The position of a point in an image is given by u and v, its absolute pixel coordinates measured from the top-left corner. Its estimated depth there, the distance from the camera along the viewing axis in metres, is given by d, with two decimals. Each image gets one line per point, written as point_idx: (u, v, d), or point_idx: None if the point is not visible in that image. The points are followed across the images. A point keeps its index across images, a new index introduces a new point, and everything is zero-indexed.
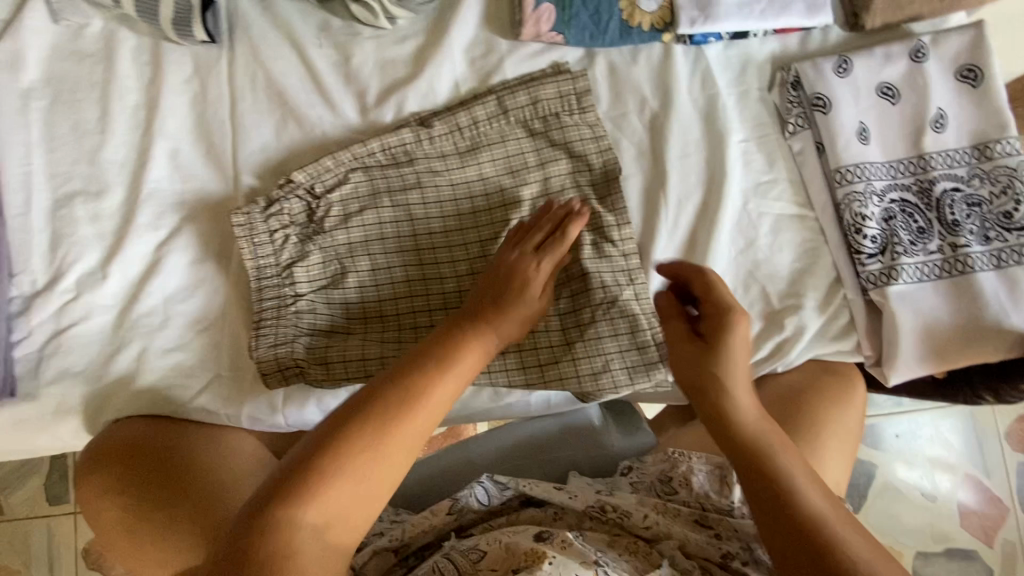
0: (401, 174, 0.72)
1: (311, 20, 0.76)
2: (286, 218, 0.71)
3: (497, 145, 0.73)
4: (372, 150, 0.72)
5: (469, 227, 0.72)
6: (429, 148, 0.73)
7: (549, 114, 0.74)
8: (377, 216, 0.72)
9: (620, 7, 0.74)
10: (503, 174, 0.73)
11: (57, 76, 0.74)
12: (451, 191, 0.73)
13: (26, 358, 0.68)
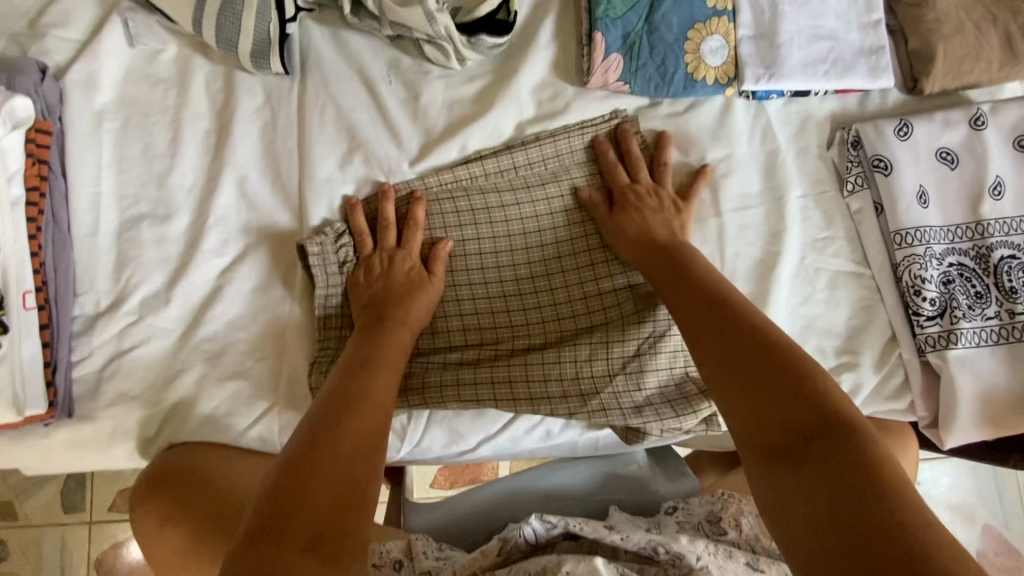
0: (458, 209, 0.75)
1: (382, 56, 0.78)
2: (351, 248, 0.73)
3: (552, 187, 0.76)
4: (432, 186, 0.75)
5: (521, 263, 0.75)
6: (486, 186, 0.76)
7: (602, 157, 0.77)
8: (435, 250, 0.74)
9: (687, 60, 0.75)
10: (556, 214, 0.76)
11: (130, 99, 0.75)
12: (506, 228, 0.75)
13: (84, 379, 0.68)
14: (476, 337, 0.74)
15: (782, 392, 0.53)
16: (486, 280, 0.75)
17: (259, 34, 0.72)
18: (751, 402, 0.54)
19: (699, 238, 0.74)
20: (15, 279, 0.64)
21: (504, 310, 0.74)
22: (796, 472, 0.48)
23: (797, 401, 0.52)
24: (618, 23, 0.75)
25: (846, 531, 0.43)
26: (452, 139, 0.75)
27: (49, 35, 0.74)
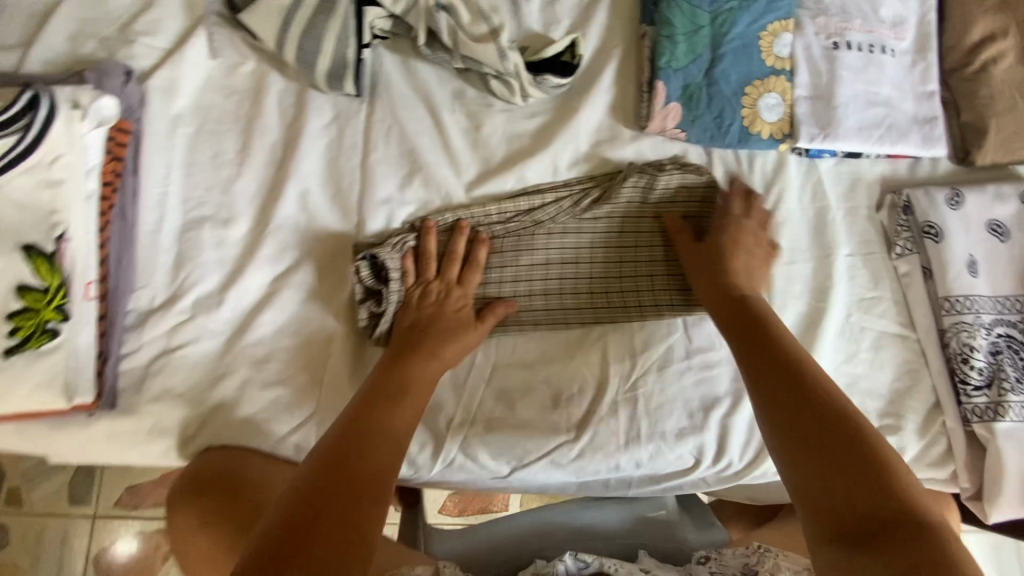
0: (516, 236, 0.76)
1: (448, 86, 0.81)
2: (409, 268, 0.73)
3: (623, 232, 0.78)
4: (489, 213, 0.76)
5: (568, 293, 0.76)
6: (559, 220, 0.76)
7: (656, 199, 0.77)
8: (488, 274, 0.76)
9: (744, 113, 0.78)
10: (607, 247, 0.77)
11: (205, 107, 0.78)
12: (557, 255, 0.77)
13: (130, 372, 0.69)
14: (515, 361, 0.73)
15: (852, 435, 0.52)
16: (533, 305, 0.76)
17: (338, 57, 0.75)
18: (821, 466, 0.52)
19: None
20: (81, 270, 0.65)
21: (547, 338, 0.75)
22: (852, 486, 0.50)
23: (827, 416, 0.54)
24: (680, 73, 0.78)
25: (863, 488, 0.50)
26: (509, 170, 0.77)
27: (138, 41, 0.78)
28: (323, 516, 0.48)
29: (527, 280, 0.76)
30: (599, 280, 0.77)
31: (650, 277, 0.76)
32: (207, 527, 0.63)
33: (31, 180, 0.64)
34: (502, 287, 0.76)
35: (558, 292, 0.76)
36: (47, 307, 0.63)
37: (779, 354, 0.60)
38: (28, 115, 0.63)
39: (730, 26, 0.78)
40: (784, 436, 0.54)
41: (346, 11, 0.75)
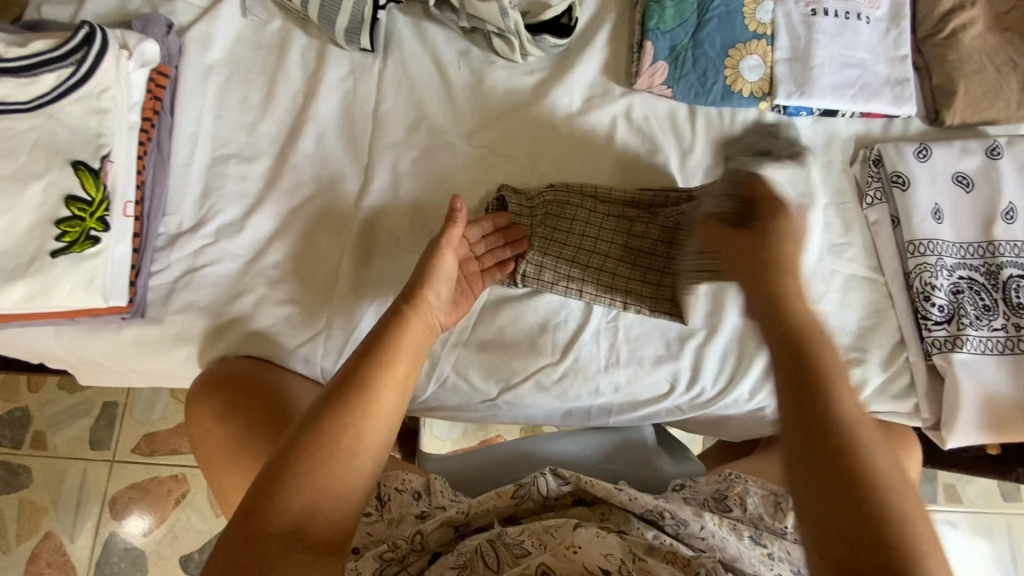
0: (607, 201, 0.79)
1: (455, 45, 0.88)
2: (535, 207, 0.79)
3: (646, 207, 0.79)
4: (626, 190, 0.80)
5: (616, 264, 0.78)
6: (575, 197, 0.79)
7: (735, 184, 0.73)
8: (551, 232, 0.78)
9: (726, 73, 0.84)
10: (657, 229, 0.78)
11: (235, 58, 0.87)
12: (619, 227, 0.78)
13: (159, 286, 0.76)
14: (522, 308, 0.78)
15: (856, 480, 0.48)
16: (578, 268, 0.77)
17: (356, 14, 0.83)
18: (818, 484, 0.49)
19: None
20: (121, 190, 0.73)
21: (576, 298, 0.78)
22: (831, 530, 0.48)
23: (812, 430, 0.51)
24: (667, 36, 0.85)
25: (846, 529, 0.47)
26: (508, 121, 0.84)
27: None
28: (319, 488, 0.55)
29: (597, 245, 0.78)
30: (645, 256, 0.78)
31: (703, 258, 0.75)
32: (221, 417, 0.70)
33: (79, 108, 0.72)
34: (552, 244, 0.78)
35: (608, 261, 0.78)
36: (91, 216, 0.70)
37: (806, 373, 0.53)
38: (83, 50, 0.71)
39: None
40: (800, 438, 0.51)
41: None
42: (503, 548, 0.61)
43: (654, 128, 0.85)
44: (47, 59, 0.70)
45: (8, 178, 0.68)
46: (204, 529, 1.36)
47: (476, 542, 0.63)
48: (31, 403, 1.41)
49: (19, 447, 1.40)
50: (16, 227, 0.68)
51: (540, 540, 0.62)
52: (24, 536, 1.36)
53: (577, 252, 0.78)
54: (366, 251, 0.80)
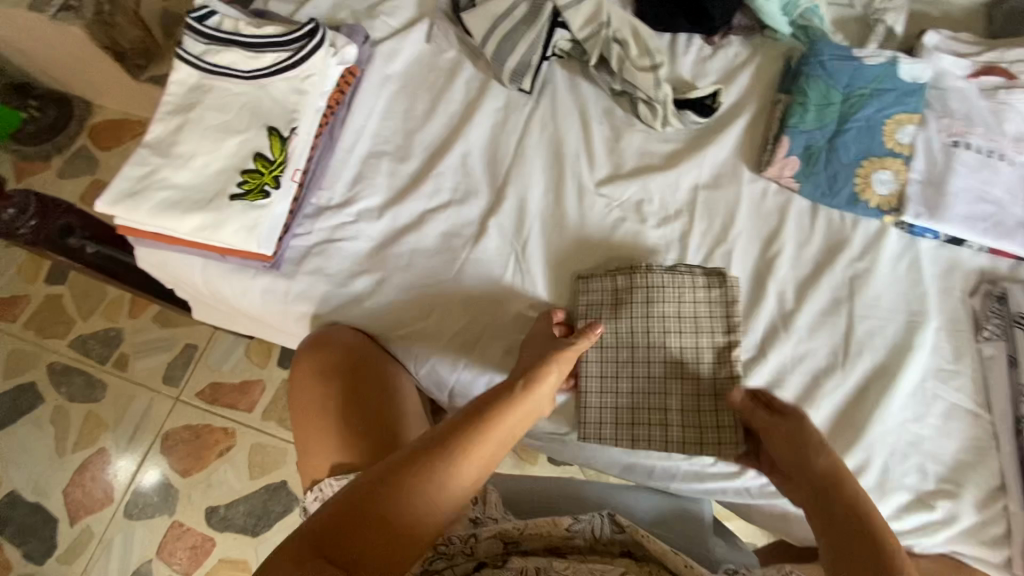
0: (699, 319, 0.80)
1: (602, 103, 0.97)
2: (641, 288, 0.81)
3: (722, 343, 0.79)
4: (717, 319, 0.80)
5: (663, 375, 0.79)
6: (658, 298, 0.81)
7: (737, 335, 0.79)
8: (636, 317, 0.81)
9: (855, 182, 0.88)
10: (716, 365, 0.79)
11: (410, 74, 0.99)
12: (687, 347, 0.80)
13: (297, 247, 0.85)
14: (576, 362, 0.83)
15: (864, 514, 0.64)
16: (637, 359, 0.80)
17: (525, 60, 0.94)
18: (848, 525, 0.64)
19: (828, 332, 0.81)
20: (296, 158, 0.82)
21: (613, 381, 0.80)
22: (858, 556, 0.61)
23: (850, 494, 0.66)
24: (805, 135, 0.90)
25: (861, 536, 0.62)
26: (636, 179, 0.90)
27: (379, 18, 1.01)
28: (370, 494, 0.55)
29: (662, 348, 0.80)
30: (690, 379, 0.79)
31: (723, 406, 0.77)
32: (324, 375, 0.76)
33: (284, 85, 0.84)
34: (633, 329, 0.81)
35: (659, 367, 0.80)
36: (269, 173, 0.80)
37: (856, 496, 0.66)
38: (304, 41, 0.84)
39: (859, 108, 0.90)
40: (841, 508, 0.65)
41: (542, 29, 0.94)
42: None
43: (775, 215, 0.88)
44: (274, 42, 0.84)
45: (215, 129, 0.80)
46: (235, 488, 1.40)
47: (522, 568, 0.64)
48: (126, 327, 1.55)
49: (103, 364, 1.52)
50: (208, 168, 0.79)
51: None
52: (80, 446, 1.44)
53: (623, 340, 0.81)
54: (481, 263, 0.86)
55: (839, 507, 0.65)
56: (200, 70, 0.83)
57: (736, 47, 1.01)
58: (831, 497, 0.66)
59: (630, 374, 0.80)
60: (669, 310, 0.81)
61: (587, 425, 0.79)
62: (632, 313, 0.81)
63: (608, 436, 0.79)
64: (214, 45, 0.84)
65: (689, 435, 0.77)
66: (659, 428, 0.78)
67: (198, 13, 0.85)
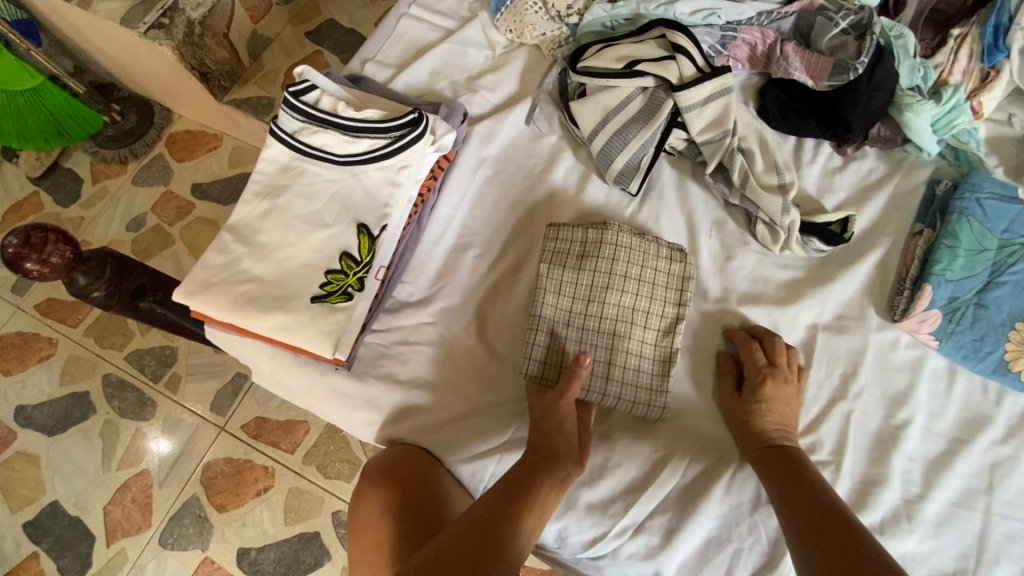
0: (628, 262, 0.78)
1: (713, 213, 0.87)
2: (610, 247, 0.78)
3: (633, 285, 0.77)
4: (665, 279, 0.79)
5: (614, 331, 0.77)
6: (636, 267, 0.78)
7: (662, 283, 0.79)
8: (595, 267, 0.78)
9: (1007, 347, 0.76)
10: (643, 317, 0.77)
11: (506, 157, 0.91)
12: (634, 302, 0.77)
13: (371, 346, 0.80)
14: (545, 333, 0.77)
15: (834, 516, 0.62)
16: (600, 314, 0.77)
17: (634, 160, 0.85)
18: (802, 513, 0.63)
19: (960, 527, 0.70)
20: (383, 255, 0.76)
21: (555, 336, 0.77)
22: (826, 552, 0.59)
23: (816, 497, 0.64)
24: (951, 285, 0.78)
25: (831, 532, 0.60)
26: (746, 310, 0.81)
27: (479, 93, 0.95)
28: (457, 541, 0.58)
29: (615, 303, 0.77)
30: (624, 326, 0.77)
31: (648, 367, 0.77)
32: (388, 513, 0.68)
33: (379, 175, 0.78)
34: (591, 276, 0.78)
35: (613, 318, 0.77)
36: (353, 275, 0.74)
37: (818, 496, 0.64)
38: (406, 130, 0.77)
39: (1017, 259, 0.78)
40: (801, 509, 0.64)
41: (657, 127, 0.85)
42: None
43: (905, 373, 0.77)
44: (372, 127, 0.78)
45: (303, 219, 0.76)
46: (269, 531, 1.39)
47: None
48: (181, 347, 1.54)
49: (155, 381, 1.52)
50: (292, 261, 0.74)
51: None
52: (125, 464, 1.45)
53: (591, 286, 0.78)
54: None
55: (808, 500, 0.64)
56: (293, 150, 0.79)
57: (870, 161, 0.90)
58: (800, 492, 0.65)
59: (570, 333, 0.77)
60: (643, 276, 0.78)
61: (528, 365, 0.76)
62: (596, 267, 0.78)
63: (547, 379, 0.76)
64: (309, 123, 0.79)
65: (623, 393, 0.76)
66: (599, 372, 0.76)
67: (296, 86, 0.79)
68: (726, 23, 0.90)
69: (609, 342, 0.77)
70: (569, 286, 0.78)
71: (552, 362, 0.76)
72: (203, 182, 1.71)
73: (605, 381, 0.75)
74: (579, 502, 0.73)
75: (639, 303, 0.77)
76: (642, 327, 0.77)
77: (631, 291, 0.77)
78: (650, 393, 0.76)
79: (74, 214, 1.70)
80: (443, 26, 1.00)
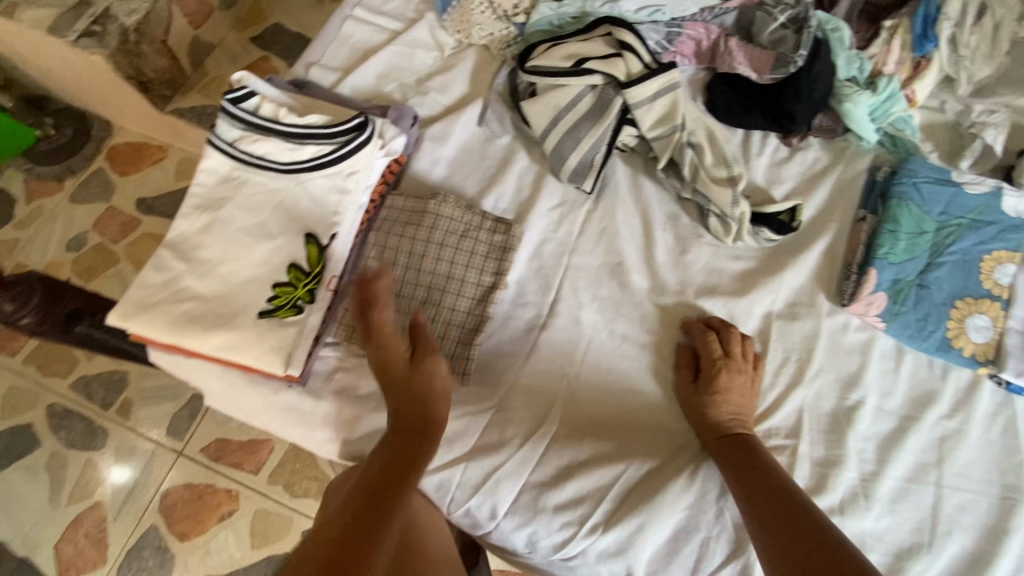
0: (414, 204, 0.82)
1: (667, 208, 0.88)
2: (430, 216, 0.81)
3: (458, 256, 0.81)
4: (471, 229, 0.82)
5: (434, 301, 0.79)
6: (437, 221, 0.81)
7: (460, 235, 0.81)
8: (413, 235, 0.80)
9: (949, 325, 0.79)
10: (463, 286, 0.80)
11: (459, 160, 0.90)
12: (448, 269, 0.80)
13: (326, 359, 0.77)
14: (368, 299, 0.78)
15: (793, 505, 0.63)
16: (415, 282, 0.80)
17: (587, 157, 0.85)
18: (761, 504, 0.64)
19: (914, 502, 0.72)
20: (334, 264, 0.74)
21: (372, 302, 0.78)
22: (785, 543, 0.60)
23: (774, 486, 0.65)
24: (894, 267, 0.81)
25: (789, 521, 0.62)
26: (701, 302, 0.82)
27: (429, 95, 0.93)
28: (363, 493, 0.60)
29: (431, 269, 0.80)
30: (441, 294, 0.80)
31: (457, 330, 0.79)
32: None
33: (326, 182, 0.76)
34: (416, 245, 0.80)
35: (435, 290, 0.80)
36: (302, 287, 0.72)
37: (777, 487, 0.65)
38: (353, 134, 0.75)
39: (954, 240, 0.82)
40: (757, 499, 0.65)
41: (609, 124, 0.85)
42: None
43: (855, 355, 0.79)
44: (318, 133, 0.75)
45: (247, 231, 0.73)
46: (235, 556, 1.33)
47: None
48: (131, 370, 1.47)
49: (105, 408, 1.44)
50: (236, 276, 0.71)
51: None
52: (76, 498, 1.37)
53: (410, 250, 0.80)
54: (529, 386, 0.78)
55: (764, 490, 0.65)
56: (233, 160, 0.76)
57: (815, 151, 0.92)
58: (758, 482, 0.66)
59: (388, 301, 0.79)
60: (432, 215, 0.81)
61: (342, 321, 0.77)
62: (418, 235, 0.80)
63: (356, 338, 0.76)
64: (251, 131, 0.76)
65: None
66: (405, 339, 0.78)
67: (235, 93, 0.76)
68: (671, 19, 0.91)
69: (421, 300, 0.80)
70: (398, 255, 0.80)
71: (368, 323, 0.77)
72: (148, 197, 1.63)
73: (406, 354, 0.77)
74: (546, 505, 0.72)
75: (460, 273, 0.80)
76: (459, 296, 0.80)
77: (454, 260, 0.80)
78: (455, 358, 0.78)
79: (7, 236, 1.60)
80: (390, 28, 0.98)
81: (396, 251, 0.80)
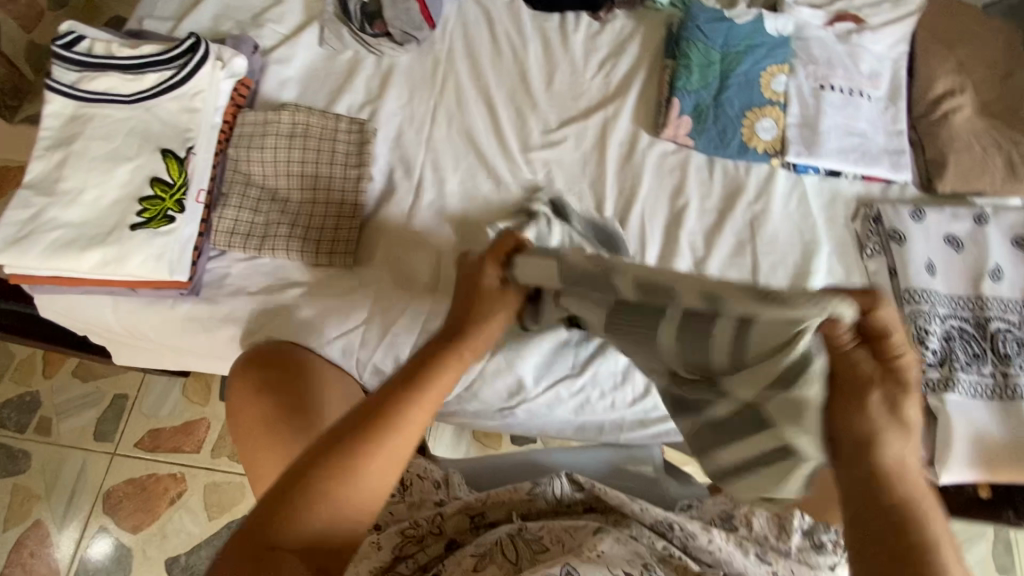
0: (268, 116, 0.85)
1: (503, 86, 0.99)
2: (287, 126, 0.86)
3: (322, 157, 0.86)
4: (329, 131, 0.87)
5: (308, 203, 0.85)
6: (295, 130, 0.86)
7: (320, 138, 0.86)
8: (274, 144, 0.85)
9: (742, 130, 0.95)
10: (332, 184, 0.85)
11: (307, 78, 0.97)
12: (314, 170, 0.85)
13: (214, 271, 0.83)
14: (242, 210, 0.83)
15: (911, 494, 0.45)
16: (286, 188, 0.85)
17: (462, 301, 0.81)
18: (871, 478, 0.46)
19: (737, 270, 0.88)
20: (197, 178, 0.80)
21: (247, 211, 0.83)
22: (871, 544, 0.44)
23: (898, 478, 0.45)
24: (692, 95, 0.96)
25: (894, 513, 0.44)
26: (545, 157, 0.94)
27: (267, 26, 0.99)
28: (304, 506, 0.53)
29: (299, 172, 0.85)
30: (312, 196, 0.85)
31: (332, 223, 0.84)
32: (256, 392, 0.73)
33: (174, 104, 0.81)
34: (279, 154, 0.85)
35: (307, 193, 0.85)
36: (170, 198, 0.77)
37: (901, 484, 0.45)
38: (188, 56, 0.81)
39: (736, 64, 0.97)
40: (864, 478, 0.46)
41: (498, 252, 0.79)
42: (522, 545, 0.63)
43: (676, 172, 0.94)
44: (155, 62, 0.80)
45: (104, 158, 0.77)
46: (195, 532, 1.34)
47: (493, 536, 0.64)
48: (42, 389, 1.43)
49: (23, 432, 1.40)
50: (102, 200, 0.76)
51: (559, 540, 0.63)
52: (12, 522, 1.34)
53: (273, 158, 0.85)
54: (405, 255, 0.86)
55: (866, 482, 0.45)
56: (75, 99, 0.79)
57: (621, 20, 1.06)
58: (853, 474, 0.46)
59: (261, 209, 0.84)
60: (288, 125, 0.86)
61: (219, 234, 0.82)
62: (277, 143, 0.85)
63: (237, 245, 0.82)
64: (88, 71, 0.80)
65: (304, 250, 0.83)
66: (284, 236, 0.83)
67: (62, 40, 0.80)
68: None
69: (295, 205, 0.85)
70: (262, 166, 0.85)
71: (246, 228, 0.83)
72: None
73: (285, 251, 0.83)
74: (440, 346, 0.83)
75: (328, 172, 0.86)
76: (329, 194, 0.85)
77: (318, 162, 0.86)
78: (333, 249, 0.83)
79: None
80: None
81: (259, 162, 0.85)
